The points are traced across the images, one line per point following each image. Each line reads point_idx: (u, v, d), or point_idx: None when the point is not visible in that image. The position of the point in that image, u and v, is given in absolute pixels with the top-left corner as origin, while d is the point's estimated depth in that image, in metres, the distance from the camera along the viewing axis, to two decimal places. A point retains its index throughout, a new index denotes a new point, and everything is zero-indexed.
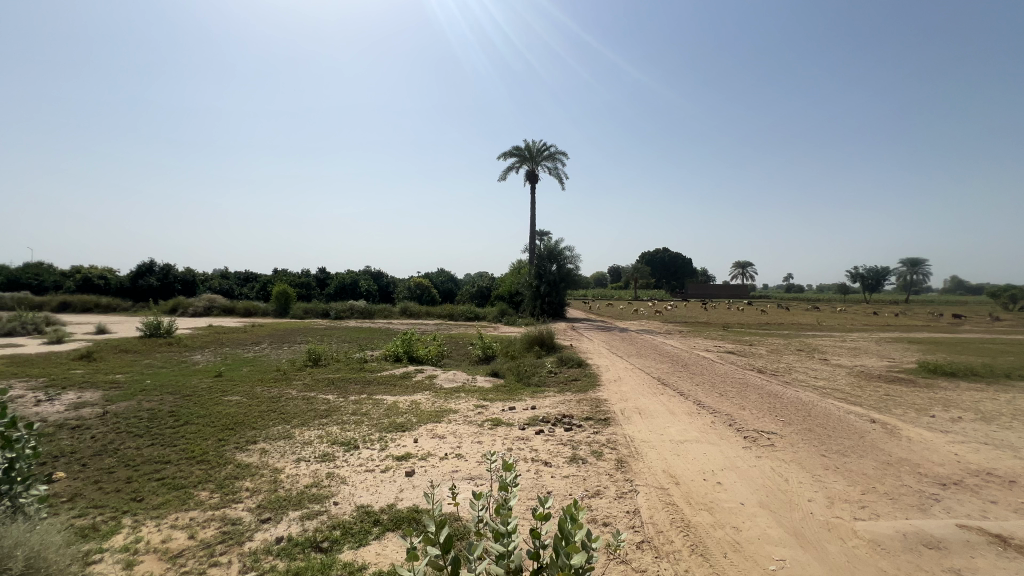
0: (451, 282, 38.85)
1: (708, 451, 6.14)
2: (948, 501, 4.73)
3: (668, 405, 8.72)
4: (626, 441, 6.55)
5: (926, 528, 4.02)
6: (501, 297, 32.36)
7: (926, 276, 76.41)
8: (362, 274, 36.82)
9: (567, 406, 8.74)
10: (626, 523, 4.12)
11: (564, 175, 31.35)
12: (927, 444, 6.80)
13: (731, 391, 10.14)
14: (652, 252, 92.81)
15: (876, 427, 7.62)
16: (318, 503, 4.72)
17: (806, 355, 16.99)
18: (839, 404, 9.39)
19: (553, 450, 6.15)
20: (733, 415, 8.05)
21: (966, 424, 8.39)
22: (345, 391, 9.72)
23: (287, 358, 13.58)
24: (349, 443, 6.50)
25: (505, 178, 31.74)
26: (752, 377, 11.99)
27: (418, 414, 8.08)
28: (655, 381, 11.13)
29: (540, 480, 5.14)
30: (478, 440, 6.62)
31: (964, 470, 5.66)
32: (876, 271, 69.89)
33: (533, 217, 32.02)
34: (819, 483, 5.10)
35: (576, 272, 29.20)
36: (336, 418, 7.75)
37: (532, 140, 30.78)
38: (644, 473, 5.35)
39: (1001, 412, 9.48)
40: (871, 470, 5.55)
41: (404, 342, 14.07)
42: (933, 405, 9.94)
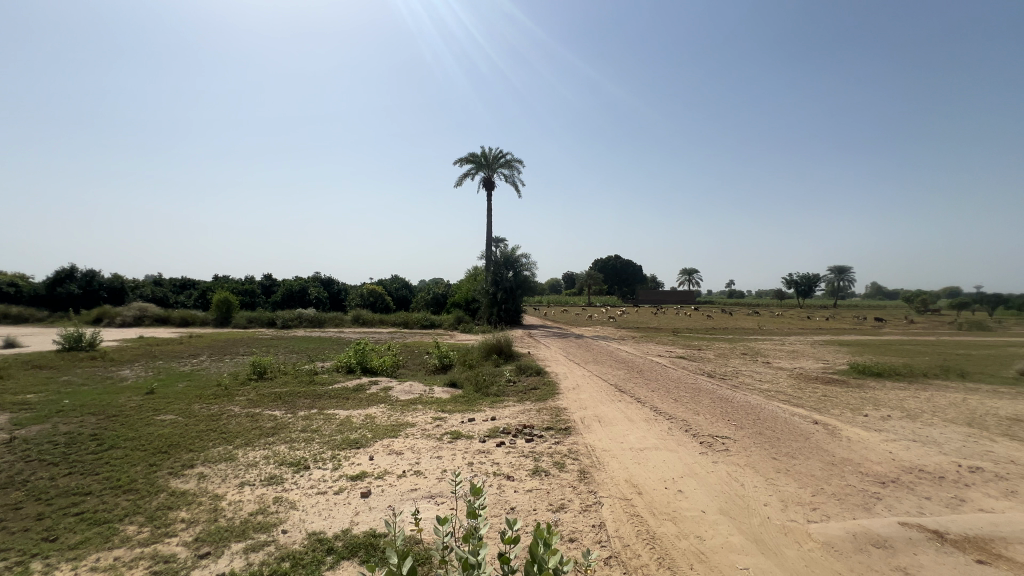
0: (406, 289, 38.00)
1: (667, 458, 6.24)
2: (888, 499, 5.02)
3: (626, 412, 8.82)
4: (587, 451, 6.53)
5: (873, 528, 4.22)
6: (457, 304, 31.98)
7: (851, 282, 83.04)
8: (312, 280, 35.26)
9: (527, 416, 8.65)
10: (592, 538, 4.06)
11: (519, 183, 31.56)
12: (864, 443, 7.24)
13: (685, 396, 10.43)
14: (604, 258, 95.12)
15: (819, 428, 8.05)
16: (264, 532, 4.35)
17: (750, 359, 17.84)
18: (784, 407, 9.85)
19: (514, 463, 6.04)
20: (688, 420, 8.25)
21: (894, 422, 9.03)
22: (293, 407, 9.16)
23: (229, 372, 12.71)
24: (299, 463, 6.10)
25: (461, 185, 31.57)
26: (704, 381, 12.43)
27: (372, 429, 7.73)
28: (612, 388, 11.30)
29: (503, 495, 5.01)
30: (437, 455, 6.41)
31: (899, 468, 6.04)
32: (809, 278, 75.07)
33: (490, 224, 31.99)
34: (773, 487, 5.27)
35: (532, 279, 29.47)
36: (284, 436, 7.27)
37: (488, 147, 30.84)
38: (606, 484, 5.33)
39: (924, 409, 10.29)
40: (818, 471, 5.81)
41: (357, 352, 13.53)
42: (865, 405, 10.63)
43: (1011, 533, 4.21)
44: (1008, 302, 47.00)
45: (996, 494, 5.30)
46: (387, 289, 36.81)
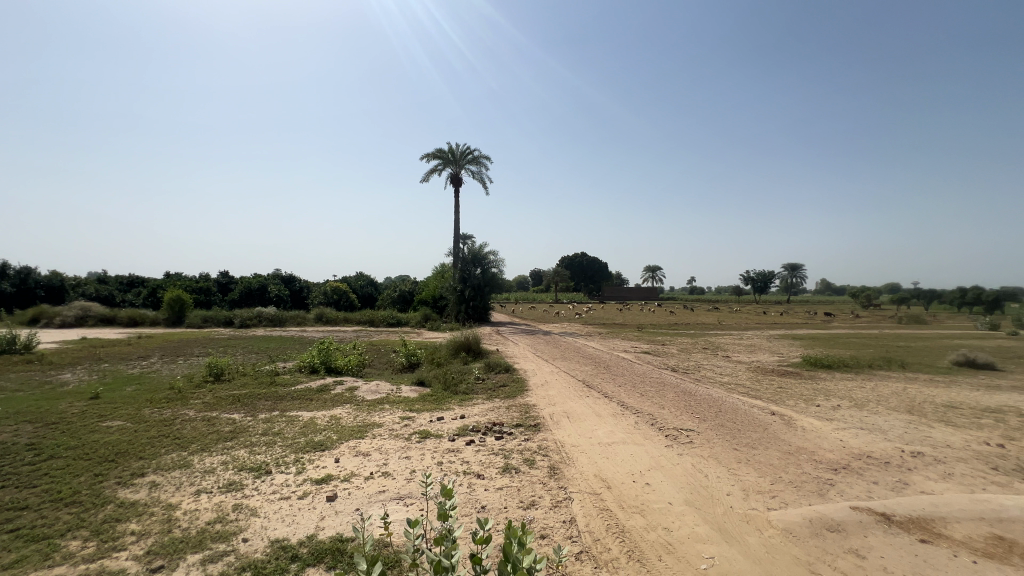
0: (372, 286, 37.22)
1: (634, 452, 6.35)
2: (840, 484, 5.30)
3: (594, 408, 8.95)
4: (557, 447, 6.57)
5: (827, 513, 4.43)
6: (424, 302, 31.59)
7: (803, 279, 87.26)
8: (272, 278, 33.98)
9: (497, 414, 8.63)
10: (564, 534, 4.09)
11: (487, 179, 31.45)
12: (818, 432, 7.62)
13: (651, 390, 10.67)
14: (571, 255, 96.20)
15: (776, 419, 8.41)
16: (223, 542, 4.16)
17: (711, 353, 18.46)
18: (743, 399, 10.24)
19: (485, 461, 6.01)
20: (654, 414, 8.45)
21: (844, 411, 9.54)
22: (254, 409, 8.81)
23: (183, 374, 12.09)
24: (259, 468, 5.86)
25: (428, 180, 31.15)
26: (668, 375, 12.76)
27: (338, 430, 7.52)
28: (580, 383, 11.44)
29: (473, 494, 4.98)
30: (406, 455, 6.30)
31: (849, 455, 6.38)
32: (765, 275, 78.34)
33: (457, 221, 31.73)
34: (735, 477, 5.46)
35: (499, 276, 29.47)
36: (244, 440, 6.97)
37: (455, 143, 30.57)
38: (576, 479, 5.38)
39: (870, 399, 10.94)
40: (775, 460, 6.06)
41: (321, 352, 13.14)
42: (817, 395, 11.19)
43: (950, 512, 4.52)
44: (941, 296, 50.57)
45: (935, 476, 5.68)
46: (352, 287, 35.92)
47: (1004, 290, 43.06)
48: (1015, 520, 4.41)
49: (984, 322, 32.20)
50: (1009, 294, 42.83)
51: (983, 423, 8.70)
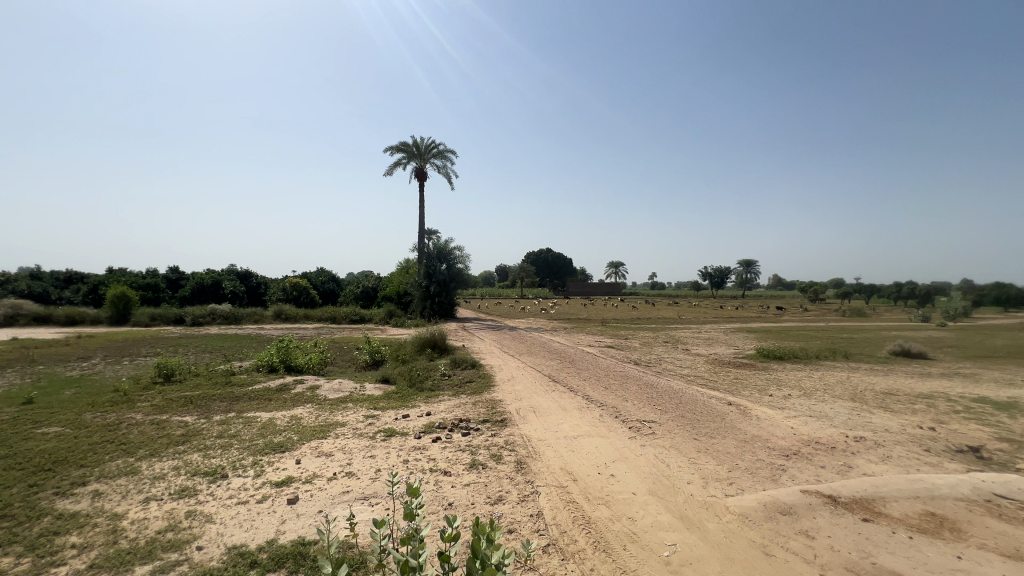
0: (333, 282, 36.22)
1: (599, 444, 6.47)
2: (792, 469, 5.59)
3: (560, 401, 9.06)
4: (524, 442, 6.62)
5: (780, 497, 4.66)
6: (388, 298, 31.03)
7: (757, 275, 91.23)
8: (226, 273, 32.53)
9: (463, 410, 8.60)
10: (531, 528, 4.12)
11: (453, 174, 31.15)
12: (771, 420, 8.00)
13: (615, 384, 10.91)
14: (536, 251, 96.84)
15: (733, 409, 8.78)
16: (175, 551, 3.95)
17: (671, 346, 19.05)
18: (702, 390, 10.63)
19: (451, 458, 5.98)
20: (618, 407, 8.64)
21: (794, 400, 10.05)
22: (208, 411, 8.42)
23: (129, 376, 11.40)
24: (215, 472, 5.61)
25: (391, 174, 30.54)
26: (631, 369, 13.08)
27: (299, 431, 7.29)
28: (546, 378, 11.56)
29: (440, 491, 4.95)
30: (370, 455, 6.18)
31: (799, 441, 6.74)
32: (722, 270, 81.32)
33: (422, 215, 31.28)
34: (695, 466, 5.66)
35: (465, 271, 29.32)
36: (197, 443, 6.65)
37: (420, 137, 30.09)
38: (543, 473, 5.43)
39: (818, 388, 11.59)
40: (732, 448, 6.33)
41: (280, 350, 12.67)
42: (770, 385, 11.74)
43: (889, 492, 4.86)
44: (880, 291, 54.11)
45: (876, 459, 6.07)
46: (312, 282, 34.83)
47: (935, 285, 46.51)
48: (945, 497, 4.79)
49: (917, 314, 34.65)
50: (939, 288, 46.32)
51: (916, 408, 9.38)
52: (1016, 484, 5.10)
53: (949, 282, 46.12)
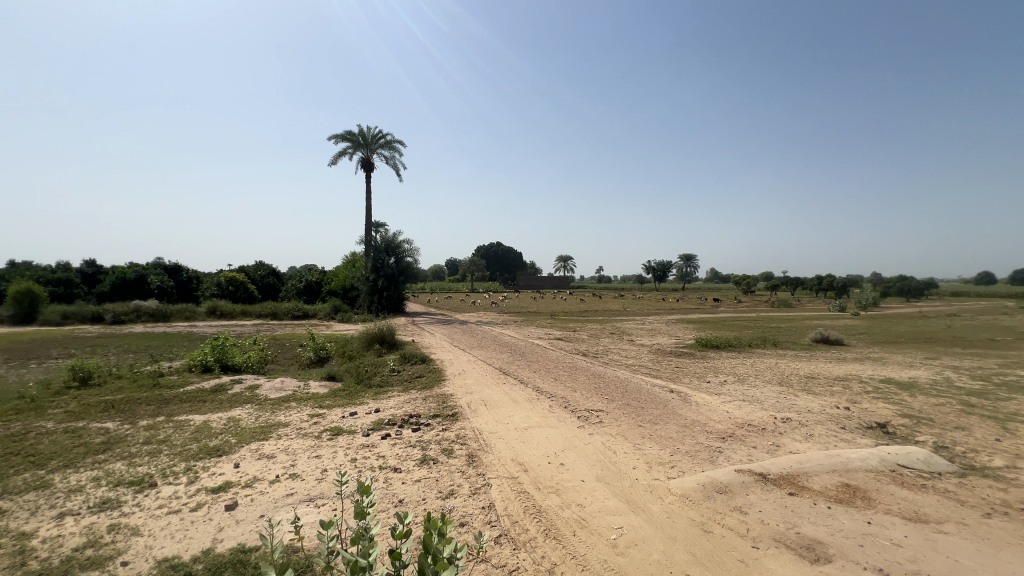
0: (274, 276, 34.43)
1: (549, 434, 6.61)
2: (727, 451, 5.96)
3: (510, 394, 9.15)
4: (475, 435, 6.63)
5: (717, 477, 4.97)
6: (334, 292, 29.93)
7: (696, 269, 96.11)
8: (152, 267, 30.11)
9: (413, 405, 8.48)
10: (483, 520, 4.15)
11: (401, 166, 30.44)
12: (708, 405, 8.50)
13: (564, 375, 11.14)
14: (486, 245, 96.74)
15: (674, 396, 9.24)
16: (97, 569, 3.64)
17: (617, 338, 19.73)
18: (646, 379, 11.09)
19: (401, 454, 5.89)
20: (567, 397, 8.84)
21: (729, 386, 10.70)
22: (132, 416, 7.77)
23: (37, 380, 10.30)
24: (141, 481, 5.20)
25: (336, 163, 29.37)
26: (579, 360, 13.43)
27: (237, 433, 6.89)
28: (497, 371, 11.62)
29: (390, 488, 4.86)
30: (316, 455, 5.96)
31: (734, 424, 7.20)
32: (664, 264, 84.94)
33: (368, 207, 30.33)
34: (640, 451, 5.91)
35: (414, 265, 28.82)
36: (120, 451, 6.13)
37: (366, 125, 29.10)
38: (494, 465, 5.47)
39: (750, 374, 12.42)
40: (674, 433, 6.66)
41: (215, 349, 11.89)
42: (707, 373, 12.43)
43: (811, 467, 5.30)
44: (804, 283, 58.63)
45: (800, 438, 6.60)
46: (250, 276, 32.89)
47: (850, 278, 51.02)
48: (857, 469, 5.30)
49: (835, 304, 37.91)
50: (853, 280, 50.85)
51: (834, 390, 10.29)
52: (916, 455, 5.72)
53: (862, 276, 50.75)
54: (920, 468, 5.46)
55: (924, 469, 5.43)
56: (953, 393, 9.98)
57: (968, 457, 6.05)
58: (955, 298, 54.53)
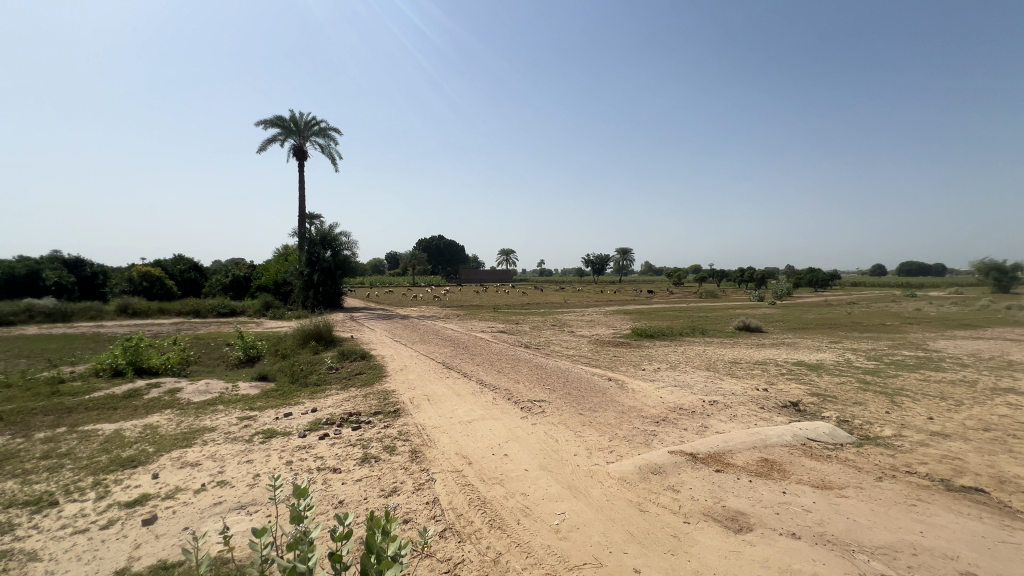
0: (196, 270, 31.82)
1: (493, 426, 6.65)
2: (660, 434, 6.31)
3: (454, 387, 9.13)
4: (418, 431, 6.54)
5: (652, 459, 5.25)
6: (264, 288, 28.19)
7: (631, 262, 100.11)
8: (48, 261, 26.80)
9: (353, 403, 8.22)
10: (427, 515, 4.11)
11: (337, 155, 29.15)
12: (644, 391, 8.95)
13: (507, 367, 11.27)
14: (428, 239, 95.17)
15: (612, 383, 9.63)
16: None
17: (558, 329, 20.22)
18: (586, 369, 11.47)
19: (341, 454, 5.69)
20: (510, 389, 8.96)
21: (663, 373, 11.28)
22: (27, 429, 6.92)
23: None
24: (40, 500, 4.66)
25: (265, 150, 27.58)
26: (522, 352, 13.63)
27: (155, 441, 6.34)
28: (440, 365, 11.54)
29: (329, 490, 4.70)
30: (247, 459, 5.61)
31: (667, 408, 7.63)
32: (602, 258, 87.83)
33: (302, 198, 28.79)
34: (580, 438, 6.11)
35: (352, 258, 27.81)
36: (12, 469, 5.43)
37: (298, 111, 27.53)
38: (438, 460, 5.43)
39: (681, 360, 13.21)
40: (612, 420, 6.94)
41: (127, 350, 10.81)
42: (643, 361, 13.03)
43: (735, 445, 5.74)
44: (727, 275, 62.97)
45: (725, 419, 7.11)
46: (168, 271, 30.15)
47: (767, 270, 55.42)
48: (774, 445, 5.80)
49: (755, 294, 41.12)
50: (770, 273, 55.29)
51: (754, 373, 11.19)
52: (822, 429, 6.35)
53: (777, 269, 55.19)
54: (826, 440, 6.07)
55: (829, 441, 6.04)
56: (853, 373, 11.17)
57: (865, 429, 6.81)
58: (853, 287, 61.07)
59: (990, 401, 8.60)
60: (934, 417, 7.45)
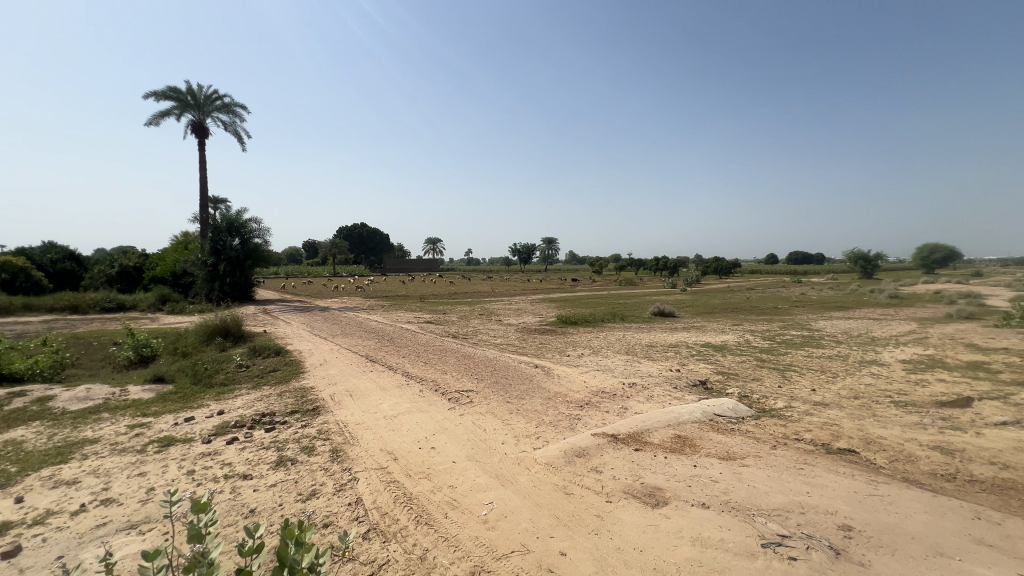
0: (72, 260, 27.72)
1: (420, 419, 6.50)
2: (584, 417, 6.55)
3: (379, 381, 8.82)
4: (340, 428, 6.23)
5: (577, 442, 5.42)
6: (160, 279, 25.30)
7: (556, 251, 102.87)
8: None
9: (267, 403, 7.64)
10: (349, 517, 3.92)
11: (244, 134, 26.74)
12: (569, 377, 9.23)
13: (434, 358, 11.11)
14: (349, 227, 90.89)
15: (539, 370, 9.83)
16: None
17: (486, 318, 20.30)
18: (513, 357, 11.61)
19: (252, 459, 5.25)
20: (437, 380, 8.83)
21: (586, 359, 11.68)
22: None
23: None
24: None
25: (155, 125, 24.53)
26: (449, 342, 13.52)
27: (20, 459, 5.45)
28: (364, 358, 11.09)
29: (238, 499, 4.32)
30: (139, 472, 5.01)
31: (590, 393, 7.94)
32: (528, 247, 89.29)
33: (202, 180, 26.11)
34: (508, 426, 6.17)
35: (264, 247, 25.83)
36: None
37: (196, 84, 24.80)
38: (361, 458, 5.20)
39: (603, 345, 13.83)
40: (538, 406, 7.08)
41: None
42: (567, 347, 13.47)
43: (652, 424, 6.09)
44: (644, 264, 66.80)
45: (643, 400, 7.55)
46: (35, 261, 26.00)
47: (679, 258, 59.59)
48: (686, 422, 6.24)
49: (668, 281, 43.95)
50: (682, 261, 59.51)
51: (669, 356, 11.98)
52: (727, 405, 6.95)
53: (688, 258, 59.51)
54: (730, 415, 6.64)
55: (732, 415, 6.62)
56: (751, 352, 12.36)
57: (761, 402, 7.56)
58: (751, 274, 67.56)
59: (858, 372, 9.93)
60: (816, 389, 8.45)
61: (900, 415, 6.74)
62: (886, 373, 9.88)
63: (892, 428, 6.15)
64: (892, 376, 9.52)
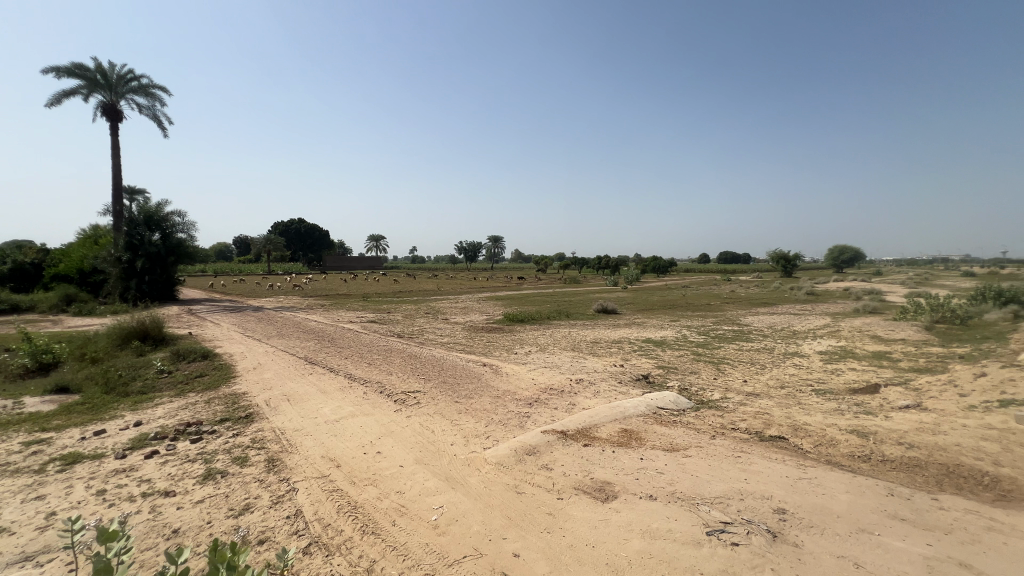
0: None
1: (364, 423, 6.23)
2: (533, 415, 6.55)
3: (320, 384, 8.40)
4: (276, 436, 5.84)
5: (527, 440, 5.41)
6: (64, 277, 22.73)
7: (502, 250, 103.30)
8: None
9: (193, 411, 7.04)
10: (288, 531, 3.66)
11: (164, 121, 24.54)
12: (517, 375, 9.23)
13: (379, 358, 10.75)
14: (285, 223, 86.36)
15: (487, 369, 9.76)
16: None
17: (432, 317, 19.97)
18: (460, 356, 11.47)
19: (176, 473, 4.79)
20: (382, 381, 8.53)
21: (534, 356, 11.76)
22: None
23: None
24: None
25: (57, 105, 21.95)
26: (395, 342, 13.16)
27: None
28: (303, 360, 10.53)
29: (159, 519, 3.91)
30: (37, 496, 4.42)
31: (538, 390, 7.97)
32: (474, 246, 89.04)
33: (115, 169, 23.72)
34: (457, 427, 6.04)
35: (188, 243, 23.93)
36: None
37: (107, 62, 22.47)
38: (300, 467, 4.89)
39: (549, 343, 14.00)
40: (487, 405, 7.01)
41: None
42: (515, 345, 13.50)
43: (599, 419, 6.19)
44: (587, 263, 68.52)
45: (589, 395, 7.68)
46: None
47: (620, 258, 61.76)
48: (632, 416, 6.40)
49: (610, 279, 45.31)
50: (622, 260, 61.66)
51: (613, 352, 12.30)
52: (669, 398, 7.21)
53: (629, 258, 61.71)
54: (672, 408, 6.89)
55: (674, 408, 6.88)
56: (688, 347, 12.98)
57: (700, 394, 7.92)
58: (685, 273, 71.24)
59: (783, 364, 10.70)
60: (747, 380, 8.99)
61: (821, 403, 7.31)
62: (807, 363, 10.71)
63: (815, 415, 6.65)
64: (812, 366, 10.34)
